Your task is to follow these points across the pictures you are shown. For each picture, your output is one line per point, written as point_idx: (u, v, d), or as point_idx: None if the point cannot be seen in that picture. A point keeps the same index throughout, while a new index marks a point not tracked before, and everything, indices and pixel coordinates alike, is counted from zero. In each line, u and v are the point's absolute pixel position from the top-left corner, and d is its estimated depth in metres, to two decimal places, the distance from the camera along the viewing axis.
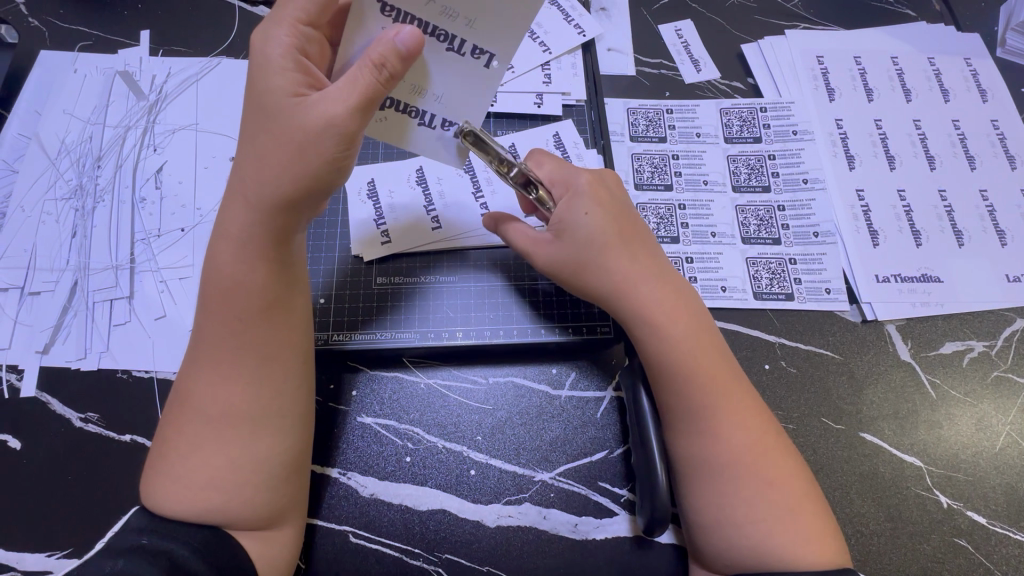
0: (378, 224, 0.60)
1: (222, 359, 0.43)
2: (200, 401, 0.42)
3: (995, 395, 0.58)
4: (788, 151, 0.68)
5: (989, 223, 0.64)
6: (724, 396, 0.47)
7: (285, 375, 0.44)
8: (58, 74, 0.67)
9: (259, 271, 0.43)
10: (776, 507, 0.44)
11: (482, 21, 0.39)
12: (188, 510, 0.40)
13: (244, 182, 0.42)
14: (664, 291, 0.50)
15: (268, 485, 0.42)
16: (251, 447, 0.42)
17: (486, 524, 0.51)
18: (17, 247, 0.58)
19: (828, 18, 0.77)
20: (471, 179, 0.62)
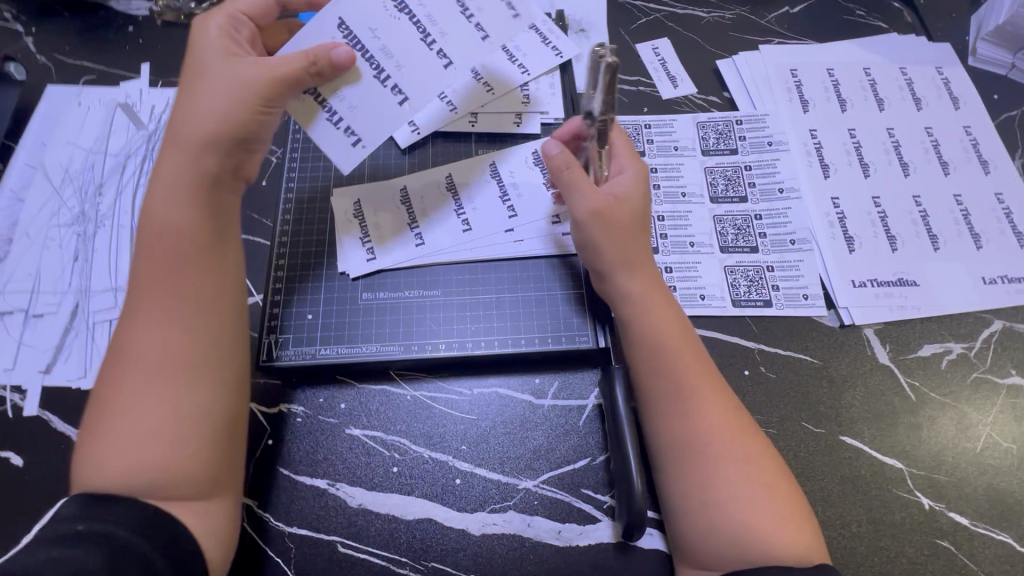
0: (364, 243, 0.62)
1: (155, 306, 0.45)
2: (134, 355, 0.44)
3: (975, 396, 0.59)
4: (763, 162, 0.69)
5: (964, 226, 0.66)
6: (704, 381, 0.50)
7: (222, 322, 0.47)
8: (62, 106, 0.71)
9: (194, 222, 0.47)
10: (756, 488, 0.46)
11: (408, 70, 0.52)
12: (121, 468, 0.41)
13: (184, 143, 0.47)
14: (646, 270, 0.54)
15: (204, 437, 0.43)
16: (185, 395, 0.43)
17: (472, 533, 0.52)
18: (22, 272, 0.61)
19: (801, 33, 0.79)
20: (454, 197, 0.64)
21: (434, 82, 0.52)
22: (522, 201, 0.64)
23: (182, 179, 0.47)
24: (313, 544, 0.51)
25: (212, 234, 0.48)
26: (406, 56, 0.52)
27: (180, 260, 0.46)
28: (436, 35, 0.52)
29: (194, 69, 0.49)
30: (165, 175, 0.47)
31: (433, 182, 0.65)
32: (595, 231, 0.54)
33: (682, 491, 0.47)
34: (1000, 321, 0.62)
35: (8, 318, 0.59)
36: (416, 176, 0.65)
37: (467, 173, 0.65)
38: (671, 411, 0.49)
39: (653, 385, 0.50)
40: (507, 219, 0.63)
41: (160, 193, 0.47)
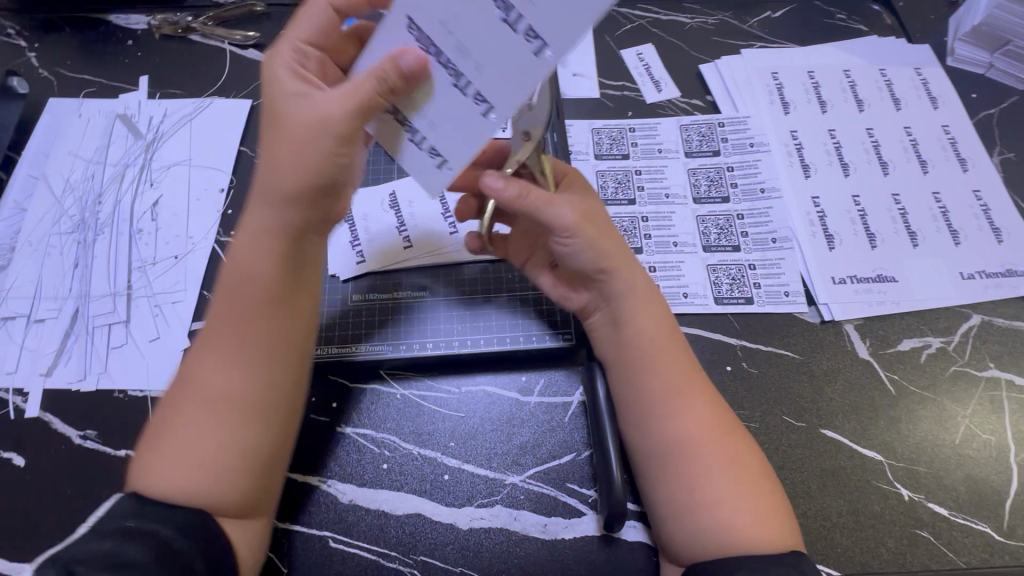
0: (353, 246, 0.64)
1: (224, 343, 0.46)
2: (202, 385, 0.46)
3: (954, 389, 0.60)
4: (745, 162, 0.71)
5: (942, 223, 0.67)
6: (692, 384, 0.51)
7: (283, 367, 0.47)
8: (64, 118, 0.73)
9: (276, 269, 0.48)
10: (741, 488, 0.47)
11: (488, 71, 0.39)
12: (169, 492, 0.42)
13: (266, 184, 0.47)
14: (639, 276, 0.54)
15: (249, 474, 0.45)
16: (236, 433, 0.44)
17: (459, 527, 0.54)
18: (24, 279, 0.63)
19: (782, 36, 0.81)
20: (441, 204, 0.67)
21: (522, 84, 0.39)
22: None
23: (268, 224, 0.48)
24: (304, 539, 0.53)
25: (295, 281, 0.49)
26: (485, 50, 0.39)
27: (256, 303, 0.47)
28: (518, 2, 0.36)
29: (273, 102, 0.47)
30: (260, 220, 0.48)
31: (420, 187, 0.67)
32: (582, 241, 0.51)
33: (670, 491, 0.48)
34: (978, 316, 0.63)
35: (11, 323, 0.61)
36: (404, 181, 0.68)
37: None
38: (661, 414, 0.49)
39: (643, 388, 0.51)
40: None
41: (251, 238, 0.48)
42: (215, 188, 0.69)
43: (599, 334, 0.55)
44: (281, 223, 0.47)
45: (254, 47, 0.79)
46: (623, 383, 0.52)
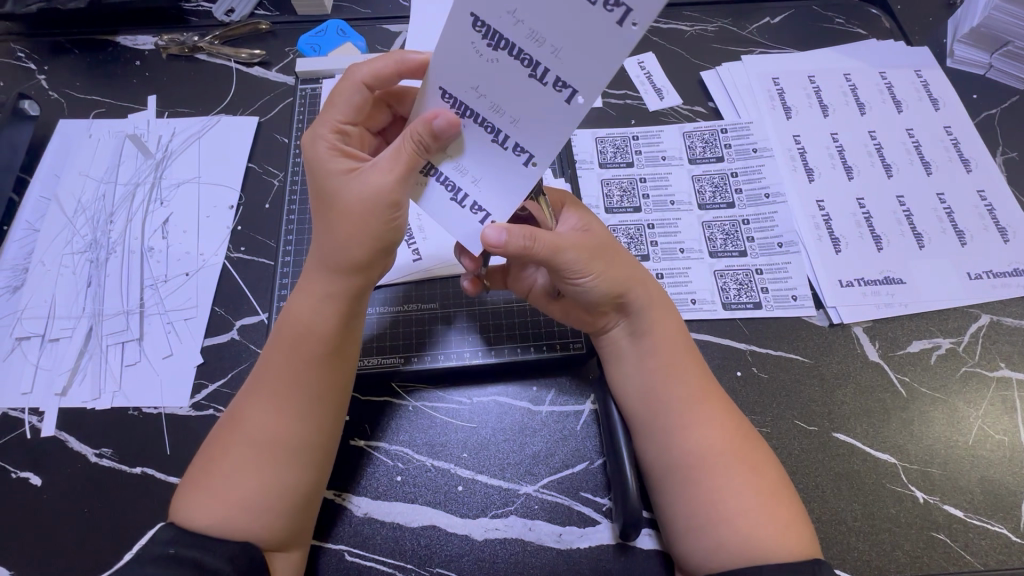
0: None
1: (274, 390, 0.48)
2: (249, 428, 0.47)
3: (965, 390, 0.60)
4: (748, 168, 0.72)
5: (947, 224, 0.67)
6: (706, 392, 0.52)
7: (327, 415, 0.49)
8: (74, 139, 0.74)
9: (329, 324, 0.49)
10: (758, 492, 0.48)
11: (528, 123, 0.40)
12: (219, 529, 0.44)
13: (323, 247, 0.48)
14: (653, 289, 0.55)
15: (291, 514, 0.46)
16: (282, 477, 0.46)
17: (474, 538, 0.54)
18: (38, 300, 0.64)
19: (781, 42, 0.82)
20: None
21: (561, 130, 0.40)
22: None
23: (323, 282, 0.49)
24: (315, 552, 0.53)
25: (344, 334, 0.50)
26: (519, 104, 0.40)
27: (308, 356, 0.49)
28: (545, 58, 0.37)
29: (320, 175, 0.48)
30: (317, 278, 0.50)
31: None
32: (593, 278, 0.50)
33: (687, 497, 0.48)
34: (987, 316, 0.63)
35: (25, 343, 0.62)
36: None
37: None
38: (680, 420, 0.51)
39: (661, 397, 0.52)
40: None
41: (308, 294, 0.50)
42: (225, 205, 0.69)
43: (614, 345, 0.56)
44: (336, 282, 0.49)
45: (259, 64, 0.80)
46: (641, 391, 0.53)
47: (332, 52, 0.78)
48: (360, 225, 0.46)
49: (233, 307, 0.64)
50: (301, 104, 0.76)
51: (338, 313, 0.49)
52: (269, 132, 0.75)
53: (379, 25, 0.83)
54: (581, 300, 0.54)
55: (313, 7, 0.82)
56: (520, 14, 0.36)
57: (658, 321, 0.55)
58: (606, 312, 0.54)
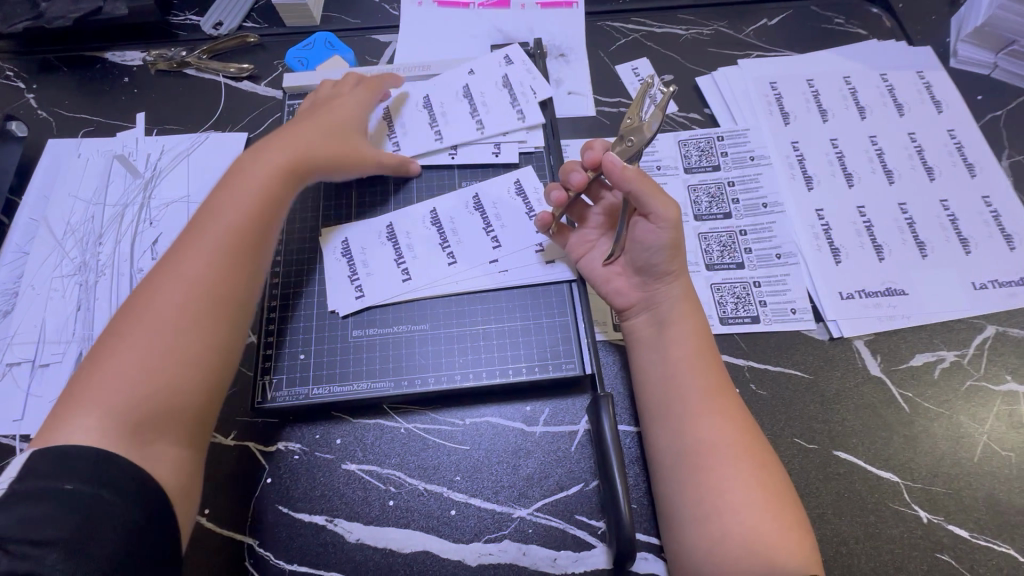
0: (352, 281, 0.63)
1: (204, 243, 0.52)
2: (179, 282, 0.49)
3: (970, 404, 0.58)
4: (745, 177, 0.70)
5: (951, 232, 0.66)
6: (724, 388, 0.52)
7: (256, 272, 0.54)
8: (63, 159, 0.73)
9: (266, 193, 0.56)
10: (767, 494, 0.47)
11: (406, 127, 0.70)
12: (144, 371, 0.45)
13: (281, 145, 0.60)
14: (686, 285, 0.57)
15: (215, 356, 0.48)
16: (199, 323, 0.48)
17: (468, 563, 0.53)
18: (29, 324, 0.64)
19: (779, 44, 0.80)
20: (438, 232, 0.65)
21: (419, 139, 0.69)
22: (505, 231, 0.65)
23: (262, 170, 0.58)
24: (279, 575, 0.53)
25: (274, 205, 0.57)
26: (411, 118, 0.71)
27: (239, 218, 0.54)
28: (438, 113, 0.71)
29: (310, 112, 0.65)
30: (251, 170, 0.58)
31: (418, 218, 0.66)
32: (666, 235, 0.54)
33: (693, 496, 0.47)
34: (993, 327, 0.61)
35: (15, 369, 0.61)
36: (402, 212, 0.67)
37: (451, 208, 0.66)
38: (696, 412, 0.50)
39: (681, 386, 0.52)
40: (492, 250, 0.64)
41: (244, 178, 0.57)
42: None
43: (637, 334, 0.57)
44: (274, 170, 0.58)
45: (248, 79, 0.79)
46: (661, 383, 0.53)
47: (319, 66, 0.76)
48: (304, 149, 0.60)
49: None
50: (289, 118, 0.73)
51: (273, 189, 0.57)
52: None
53: (369, 35, 0.81)
54: (640, 255, 0.56)
55: (301, 18, 0.81)
56: (440, 91, 0.72)
57: (687, 309, 0.56)
58: (647, 285, 0.57)
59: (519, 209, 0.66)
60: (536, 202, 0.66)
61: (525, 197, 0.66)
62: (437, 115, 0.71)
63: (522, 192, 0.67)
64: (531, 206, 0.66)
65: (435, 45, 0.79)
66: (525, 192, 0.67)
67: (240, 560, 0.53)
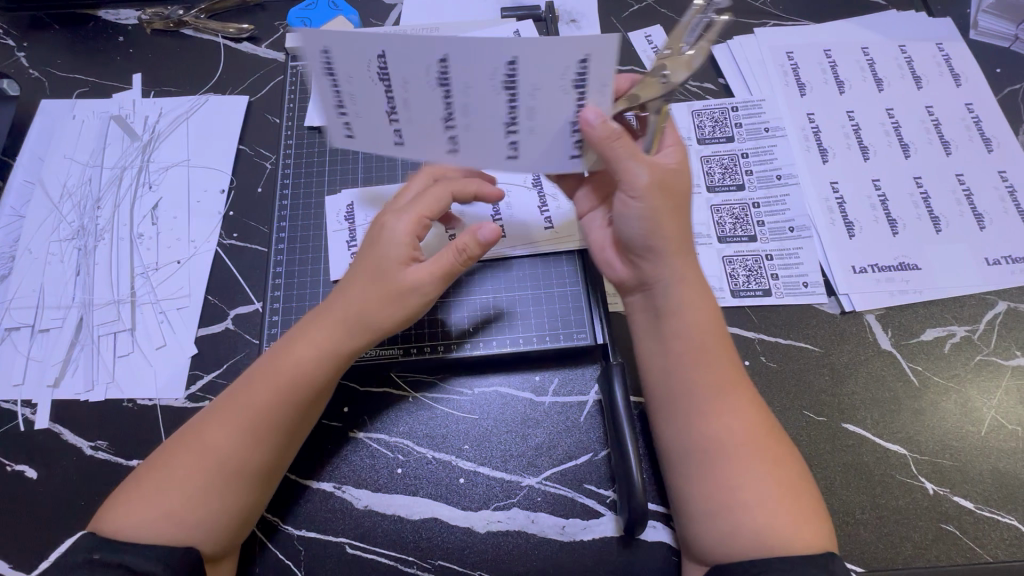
0: (337, 112, 0.49)
1: (241, 423, 0.47)
2: (217, 448, 0.46)
3: (980, 379, 0.58)
4: (760, 148, 0.69)
5: (966, 207, 0.65)
6: (737, 381, 0.49)
7: (293, 451, 0.50)
8: (58, 120, 0.71)
9: (310, 381, 0.48)
10: (781, 487, 0.45)
11: None
12: (164, 538, 0.44)
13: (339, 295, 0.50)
14: (689, 267, 0.51)
15: (228, 531, 0.46)
16: (232, 494, 0.46)
17: (476, 530, 0.53)
18: (26, 289, 0.62)
19: (796, 13, 0.78)
20: (444, 96, 0.46)
21: None
22: (530, 138, 0.49)
23: (310, 350, 0.49)
24: (286, 540, 0.53)
25: (318, 393, 0.49)
26: None
27: (276, 404, 0.47)
28: None
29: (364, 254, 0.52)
30: (301, 339, 0.49)
31: (424, 62, 0.45)
32: (645, 207, 0.49)
33: (701, 486, 0.46)
34: (1004, 303, 0.61)
35: (15, 334, 0.60)
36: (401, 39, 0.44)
37: (470, 65, 0.45)
38: (702, 410, 0.48)
39: (687, 382, 0.49)
40: (496, 238, 0.63)
41: (293, 355, 0.49)
42: (216, 189, 0.67)
43: (636, 319, 0.54)
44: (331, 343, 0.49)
45: (249, 40, 0.76)
46: (661, 378, 0.50)
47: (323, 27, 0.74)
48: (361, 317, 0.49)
49: (227, 295, 0.62)
50: (292, 82, 0.72)
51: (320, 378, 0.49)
52: (259, 112, 0.72)
53: None
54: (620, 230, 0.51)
55: None
56: None
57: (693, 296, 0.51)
58: (637, 263, 0.52)
59: (564, 111, 0.47)
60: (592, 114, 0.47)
61: (581, 91, 0.46)
62: None
63: (582, 83, 0.46)
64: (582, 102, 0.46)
65: (443, 5, 0.77)
66: (586, 81, 0.45)
67: None
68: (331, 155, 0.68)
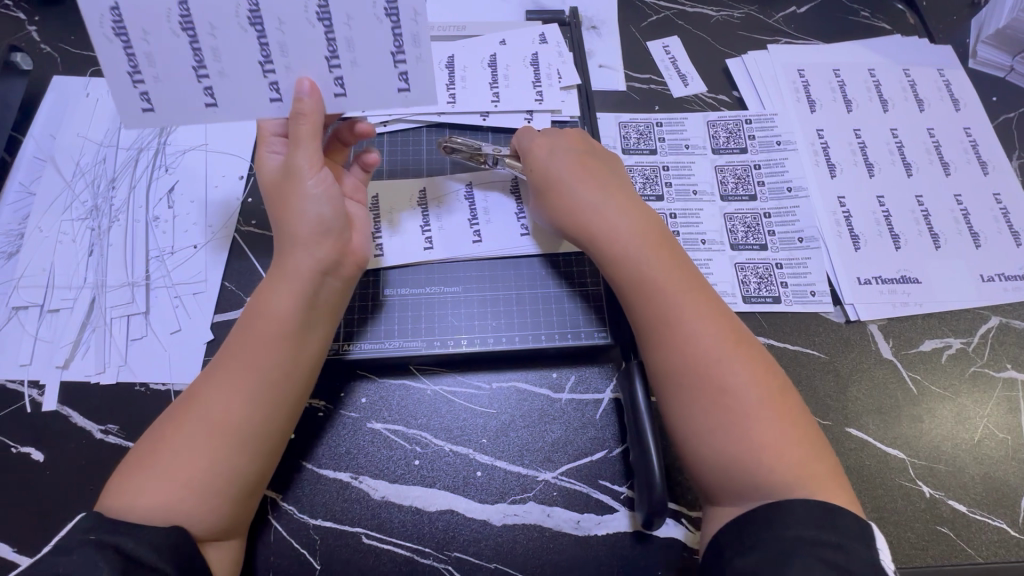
0: (132, 80, 0.51)
1: (233, 382, 0.48)
2: (206, 410, 0.47)
3: (974, 389, 0.61)
4: (772, 161, 0.71)
5: (963, 226, 0.68)
6: (719, 315, 0.52)
7: (283, 412, 0.50)
8: (71, 98, 0.70)
9: (283, 318, 0.50)
10: (770, 409, 0.47)
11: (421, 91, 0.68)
12: (162, 512, 0.44)
13: (291, 228, 0.52)
14: (639, 221, 0.56)
15: (239, 501, 0.47)
16: (223, 453, 0.46)
17: (493, 523, 0.54)
18: (35, 268, 0.61)
19: (807, 33, 0.81)
20: (260, 40, 0.50)
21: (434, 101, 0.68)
22: (353, 73, 0.52)
23: (285, 297, 0.51)
24: (303, 529, 0.53)
25: (298, 338, 0.51)
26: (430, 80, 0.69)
27: (258, 351, 0.49)
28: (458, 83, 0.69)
29: (275, 188, 0.54)
30: (274, 289, 0.51)
31: (231, 8, 0.49)
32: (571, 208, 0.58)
33: (722, 428, 0.47)
34: (998, 318, 0.64)
35: (23, 314, 0.59)
36: None
37: (144, 31, 0.49)
38: (700, 342, 0.49)
39: (680, 321, 0.51)
40: (519, 236, 0.64)
41: (267, 304, 0.51)
42: (235, 175, 0.66)
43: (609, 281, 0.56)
44: (301, 276, 0.51)
45: None
46: (659, 325, 0.51)
47: None
48: (319, 240, 0.52)
49: (245, 282, 0.62)
50: None
51: (299, 320, 0.51)
52: None
53: None
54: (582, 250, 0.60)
55: None
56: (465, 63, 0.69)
57: (631, 268, 0.54)
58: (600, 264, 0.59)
59: (383, 42, 0.51)
60: (408, 37, 0.51)
61: (396, 17, 0.50)
62: (457, 78, 0.69)
63: (394, 11, 0.50)
64: (400, 41, 0.51)
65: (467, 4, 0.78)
66: (398, 10, 0.50)
67: (263, 514, 0.53)
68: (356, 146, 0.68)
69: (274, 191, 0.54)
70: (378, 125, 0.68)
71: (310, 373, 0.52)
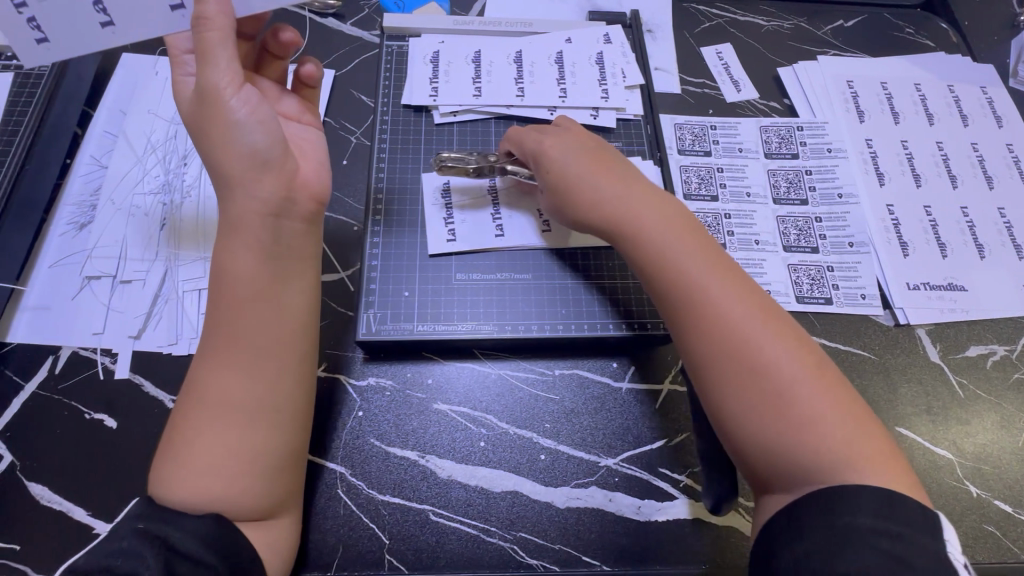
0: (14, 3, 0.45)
1: (227, 359, 0.49)
2: (205, 392, 0.48)
3: (1018, 395, 0.63)
4: (823, 167, 0.73)
5: (1007, 238, 0.70)
6: (747, 296, 0.52)
7: (275, 375, 0.49)
8: (141, 75, 0.71)
9: (252, 274, 0.50)
10: (815, 387, 0.47)
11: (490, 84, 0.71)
12: (193, 498, 0.45)
13: (228, 162, 0.49)
14: (658, 207, 0.57)
15: (268, 475, 0.48)
16: (232, 427, 0.47)
17: (556, 506, 0.55)
18: (108, 239, 0.62)
19: (854, 45, 0.83)
20: None
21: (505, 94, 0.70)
22: None
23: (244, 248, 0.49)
24: (370, 505, 0.54)
25: (268, 293, 0.50)
26: (499, 74, 0.71)
27: (234, 319, 0.49)
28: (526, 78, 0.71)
29: (195, 123, 0.50)
30: (232, 244, 0.50)
31: None
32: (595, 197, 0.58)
33: (767, 412, 0.47)
34: None
35: (95, 283, 0.60)
36: None
37: None
38: (734, 324, 0.50)
39: (710, 303, 0.51)
40: None
41: (230, 266, 0.50)
42: None
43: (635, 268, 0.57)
44: (258, 221, 0.49)
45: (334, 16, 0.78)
46: (686, 312, 0.51)
47: (416, 11, 0.77)
48: (267, 175, 0.50)
49: None
50: (388, 59, 0.73)
51: (268, 276, 0.50)
52: (346, 88, 0.73)
53: None
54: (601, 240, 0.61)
55: None
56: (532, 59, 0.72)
57: (658, 257, 0.54)
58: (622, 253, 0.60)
59: None
60: None
61: None
62: (525, 73, 0.72)
63: None
64: None
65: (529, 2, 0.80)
66: None
67: (331, 488, 0.54)
68: (426, 134, 0.70)
69: (194, 119, 0.49)
70: (449, 115, 0.70)
71: (297, 330, 0.52)
